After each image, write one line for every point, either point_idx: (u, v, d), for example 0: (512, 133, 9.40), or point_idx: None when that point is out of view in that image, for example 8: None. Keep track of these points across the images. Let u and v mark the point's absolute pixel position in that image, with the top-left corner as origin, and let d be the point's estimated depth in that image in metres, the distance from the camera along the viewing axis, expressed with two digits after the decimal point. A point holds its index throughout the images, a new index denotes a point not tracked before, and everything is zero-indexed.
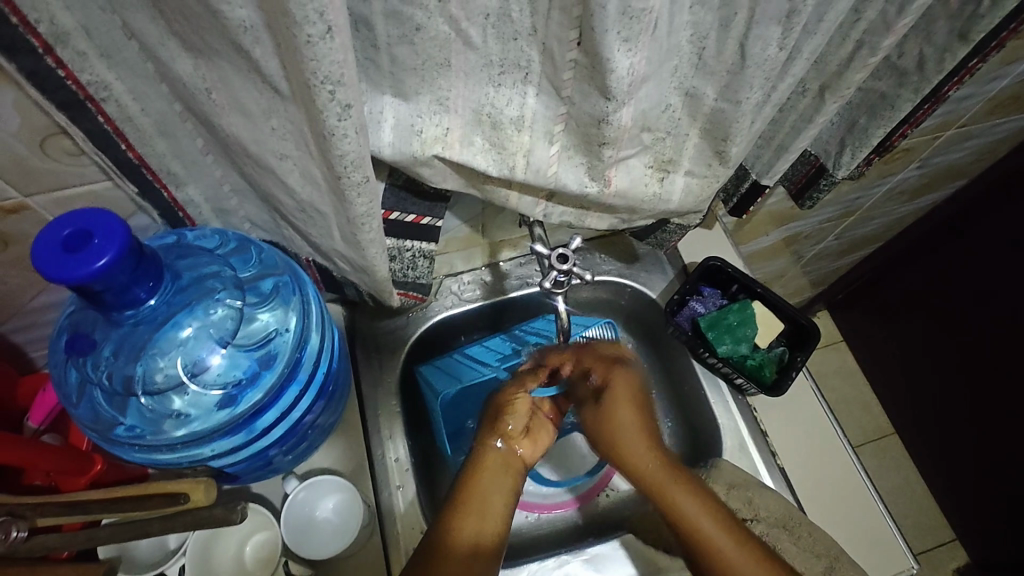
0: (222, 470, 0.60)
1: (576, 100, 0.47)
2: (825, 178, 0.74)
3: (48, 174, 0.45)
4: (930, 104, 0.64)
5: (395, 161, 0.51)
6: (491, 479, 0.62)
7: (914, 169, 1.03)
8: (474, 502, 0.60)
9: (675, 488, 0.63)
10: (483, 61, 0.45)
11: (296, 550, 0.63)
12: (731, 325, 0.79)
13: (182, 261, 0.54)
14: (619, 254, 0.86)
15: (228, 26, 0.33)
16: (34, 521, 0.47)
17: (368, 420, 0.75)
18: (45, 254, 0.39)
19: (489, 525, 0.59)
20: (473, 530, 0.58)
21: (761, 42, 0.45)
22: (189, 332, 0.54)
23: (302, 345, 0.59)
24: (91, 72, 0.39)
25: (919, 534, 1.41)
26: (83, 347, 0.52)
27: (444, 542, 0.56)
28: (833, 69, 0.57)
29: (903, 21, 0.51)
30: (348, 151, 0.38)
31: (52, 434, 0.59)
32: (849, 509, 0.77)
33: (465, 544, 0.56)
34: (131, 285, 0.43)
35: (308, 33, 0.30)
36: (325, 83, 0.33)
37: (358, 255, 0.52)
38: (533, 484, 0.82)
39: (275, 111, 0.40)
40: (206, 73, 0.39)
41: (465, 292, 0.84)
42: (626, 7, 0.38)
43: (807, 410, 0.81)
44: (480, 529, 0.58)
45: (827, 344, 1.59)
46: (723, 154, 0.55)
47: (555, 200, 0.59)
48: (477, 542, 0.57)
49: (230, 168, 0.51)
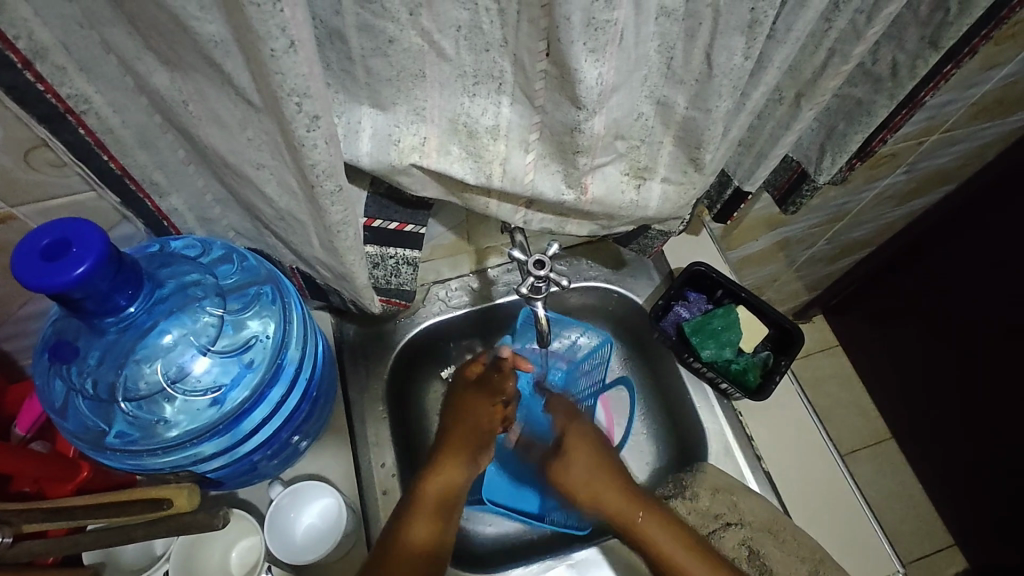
0: (205, 475, 0.60)
1: (549, 109, 0.48)
2: (807, 184, 0.75)
3: (34, 186, 0.46)
4: (907, 109, 0.65)
5: (374, 170, 0.52)
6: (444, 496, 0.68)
7: (901, 173, 1.04)
8: (424, 508, 0.65)
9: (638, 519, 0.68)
10: (457, 72, 0.46)
11: (281, 555, 0.63)
12: (715, 330, 0.79)
13: (165, 270, 0.55)
14: (606, 261, 0.87)
15: (198, 40, 0.34)
16: (20, 527, 0.49)
17: (355, 426, 0.75)
18: (25, 262, 0.40)
19: (437, 529, 0.65)
20: (426, 533, 0.64)
21: (727, 52, 0.45)
22: (171, 339, 0.55)
23: (285, 351, 0.60)
24: (70, 86, 0.40)
25: (917, 541, 1.40)
26: (67, 354, 0.53)
27: (392, 543, 0.62)
28: (807, 77, 0.57)
29: (874, 29, 0.52)
30: (319, 161, 0.39)
31: (40, 441, 0.60)
32: (835, 514, 0.77)
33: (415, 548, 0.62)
34: (112, 292, 0.44)
35: (272, 47, 0.31)
36: (291, 96, 0.34)
37: (338, 262, 0.52)
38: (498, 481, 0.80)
39: (250, 122, 0.41)
40: (183, 86, 0.40)
41: (452, 298, 0.84)
42: (590, 19, 0.39)
43: (793, 413, 0.81)
44: (427, 533, 0.64)
45: (822, 349, 1.59)
46: (698, 161, 0.56)
47: (534, 207, 0.60)
48: (423, 544, 0.63)
49: (211, 177, 0.51)
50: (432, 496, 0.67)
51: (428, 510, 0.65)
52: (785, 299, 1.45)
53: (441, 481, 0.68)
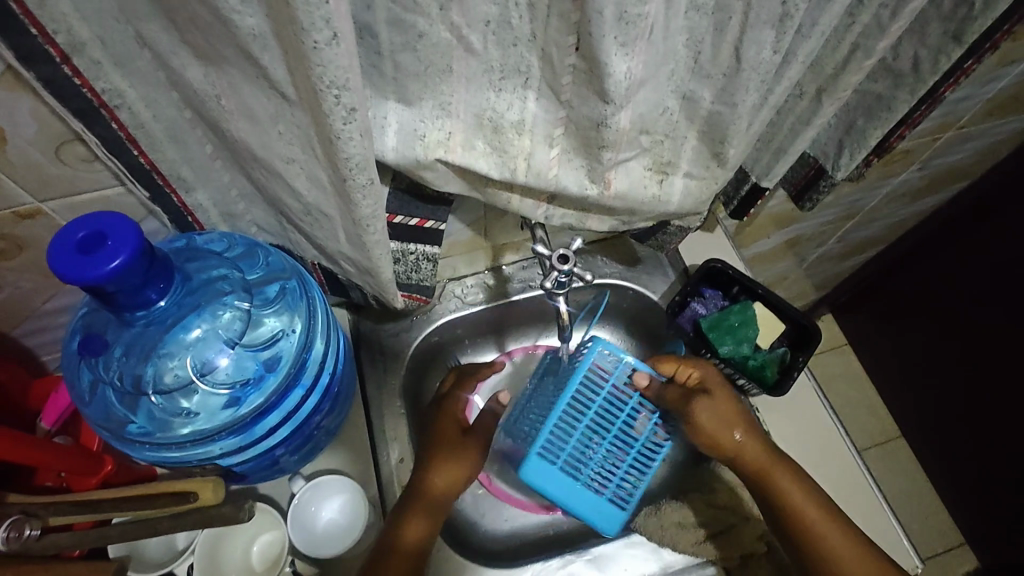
0: (230, 469, 0.61)
1: (575, 103, 0.48)
2: (825, 180, 0.75)
3: (65, 179, 0.47)
4: (927, 105, 0.65)
5: (398, 165, 0.52)
6: (445, 495, 0.70)
7: (915, 171, 1.04)
8: (422, 504, 0.67)
9: (781, 473, 0.69)
10: (484, 67, 0.47)
11: (303, 548, 0.64)
12: (733, 325, 0.80)
13: (192, 265, 0.55)
14: (620, 257, 0.86)
15: (237, 34, 0.35)
16: (47, 520, 0.48)
17: (372, 422, 0.75)
18: (62, 255, 0.40)
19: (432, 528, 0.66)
20: (417, 530, 0.65)
21: (755, 46, 0.46)
22: (197, 334, 0.56)
23: (308, 348, 0.60)
24: (106, 80, 0.40)
25: (928, 540, 1.40)
26: (96, 348, 0.53)
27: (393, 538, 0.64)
28: (829, 72, 0.58)
29: (898, 24, 0.52)
30: (353, 154, 0.39)
31: (63, 435, 0.61)
32: (852, 508, 0.77)
33: (412, 543, 0.64)
34: (143, 286, 0.44)
35: (315, 40, 0.31)
36: (330, 88, 0.34)
37: (363, 257, 0.53)
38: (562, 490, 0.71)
39: (282, 116, 0.41)
40: (216, 80, 0.40)
41: (468, 295, 0.85)
42: (622, 13, 0.39)
43: (810, 409, 0.81)
44: (424, 531, 0.65)
45: (831, 347, 1.59)
46: (721, 156, 0.56)
47: (556, 202, 0.60)
48: (419, 543, 0.64)
49: (238, 172, 0.52)
50: (435, 492, 0.69)
51: (422, 507, 0.67)
52: (795, 298, 1.45)
53: (446, 478, 0.71)
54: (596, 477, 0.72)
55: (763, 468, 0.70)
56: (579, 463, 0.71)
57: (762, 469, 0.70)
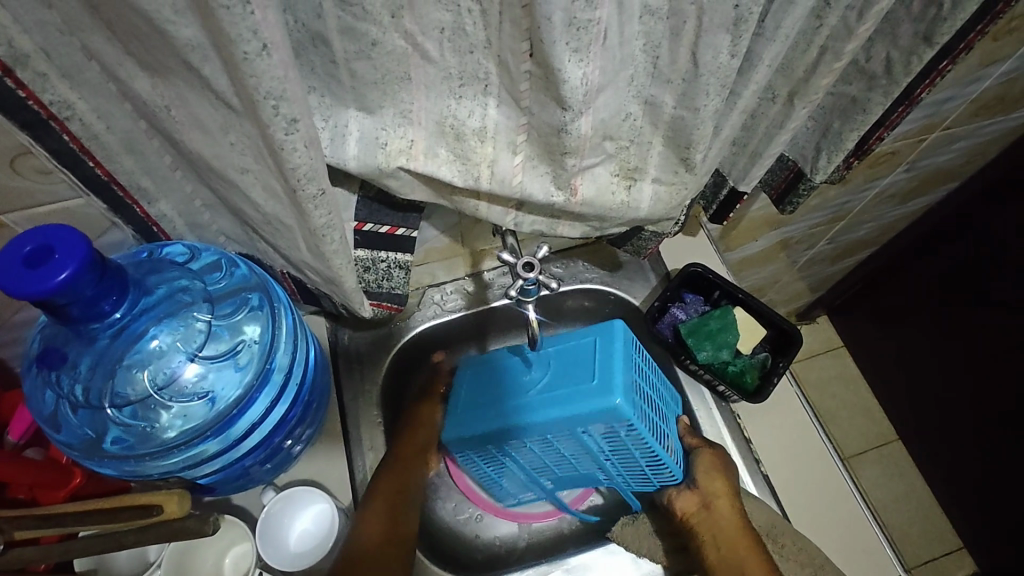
0: (197, 481, 0.60)
1: (535, 110, 0.47)
2: (804, 183, 0.74)
3: (21, 192, 0.46)
4: (904, 106, 0.64)
5: (361, 174, 0.51)
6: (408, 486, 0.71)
7: (903, 171, 1.03)
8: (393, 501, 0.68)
9: (743, 540, 0.67)
10: (443, 74, 0.46)
11: (273, 562, 0.63)
12: (712, 331, 0.78)
13: (152, 277, 0.55)
14: (602, 262, 0.86)
15: (175, 44, 0.34)
16: (11, 535, 0.47)
17: (349, 430, 0.75)
18: (7, 269, 0.39)
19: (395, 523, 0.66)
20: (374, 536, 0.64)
21: (712, 50, 0.45)
22: (157, 345, 0.55)
23: (271, 356, 0.59)
24: (53, 93, 0.40)
25: (924, 545, 1.38)
26: (54, 360, 0.54)
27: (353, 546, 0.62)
28: (800, 74, 0.57)
29: (865, 26, 0.51)
30: (300, 165, 0.39)
31: (33, 448, 0.60)
32: (837, 519, 0.75)
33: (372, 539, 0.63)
34: (97, 298, 0.44)
35: (244, 51, 0.31)
36: (268, 99, 0.34)
37: (325, 266, 0.52)
38: (609, 361, 0.60)
39: (232, 126, 0.41)
40: (164, 91, 0.40)
41: (447, 302, 0.84)
42: (572, 19, 0.39)
43: (793, 416, 0.79)
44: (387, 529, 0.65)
45: (826, 350, 1.58)
46: (688, 161, 0.55)
47: (525, 209, 0.59)
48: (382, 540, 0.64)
49: (199, 183, 0.51)
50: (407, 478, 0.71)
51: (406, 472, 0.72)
52: (788, 300, 1.44)
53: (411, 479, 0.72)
54: (644, 398, 0.63)
55: (727, 530, 0.68)
56: (641, 378, 0.63)
57: (731, 532, 0.68)
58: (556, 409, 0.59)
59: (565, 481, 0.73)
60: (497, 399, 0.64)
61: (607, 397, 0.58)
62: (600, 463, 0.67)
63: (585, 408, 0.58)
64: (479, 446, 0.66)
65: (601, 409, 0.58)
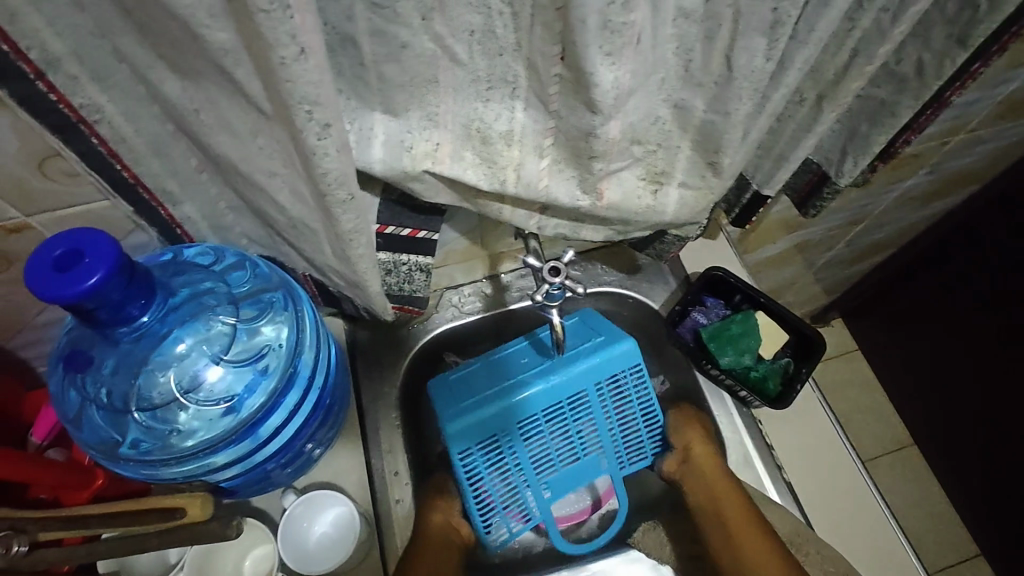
0: (220, 485, 0.60)
1: (563, 113, 0.47)
2: (828, 186, 0.73)
3: (49, 194, 0.46)
4: (933, 109, 0.63)
5: (386, 177, 0.51)
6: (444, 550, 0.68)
7: (925, 174, 1.02)
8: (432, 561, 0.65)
9: (722, 487, 0.71)
10: (471, 77, 0.46)
11: (295, 565, 0.63)
12: (734, 335, 0.78)
13: (179, 279, 0.56)
14: (621, 265, 0.85)
15: (209, 48, 0.34)
16: (36, 536, 0.47)
17: (368, 433, 0.75)
18: (39, 274, 0.39)
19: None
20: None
21: (748, 53, 0.45)
22: (184, 348, 0.56)
23: (297, 358, 0.59)
24: (83, 96, 0.40)
25: (941, 551, 1.36)
26: (81, 363, 0.54)
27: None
28: (830, 77, 0.56)
29: (900, 28, 0.50)
30: (330, 170, 0.39)
31: (56, 449, 0.60)
32: (860, 525, 0.75)
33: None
34: (125, 302, 0.44)
35: (281, 55, 0.30)
36: (302, 104, 0.33)
37: (350, 270, 0.52)
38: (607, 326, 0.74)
39: (262, 130, 0.41)
40: (194, 94, 0.40)
41: (466, 304, 0.84)
42: (606, 22, 0.38)
43: (815, 421, 0.79)
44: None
45: (842, 353, 1.56)
46: (716, 165, 0.55)
47: (549, 213, 0.59)
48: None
49: (225, 185, 0.51)
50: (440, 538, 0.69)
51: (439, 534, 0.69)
52: (804, 303, 1.43)
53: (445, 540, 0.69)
54: None
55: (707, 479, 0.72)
56: None
57: (712, 480, 0.72)
58: (570, 362, 0.71)
59: (564, 483, 0.74)
60: (502, 378, 0.72)
61: (614, 343, 0.71)
62: (602, 441, 0.74)
63: (596, 356, 0.71)
64: (488, 428, 0.69)
65: (611, 353, 0.71)
